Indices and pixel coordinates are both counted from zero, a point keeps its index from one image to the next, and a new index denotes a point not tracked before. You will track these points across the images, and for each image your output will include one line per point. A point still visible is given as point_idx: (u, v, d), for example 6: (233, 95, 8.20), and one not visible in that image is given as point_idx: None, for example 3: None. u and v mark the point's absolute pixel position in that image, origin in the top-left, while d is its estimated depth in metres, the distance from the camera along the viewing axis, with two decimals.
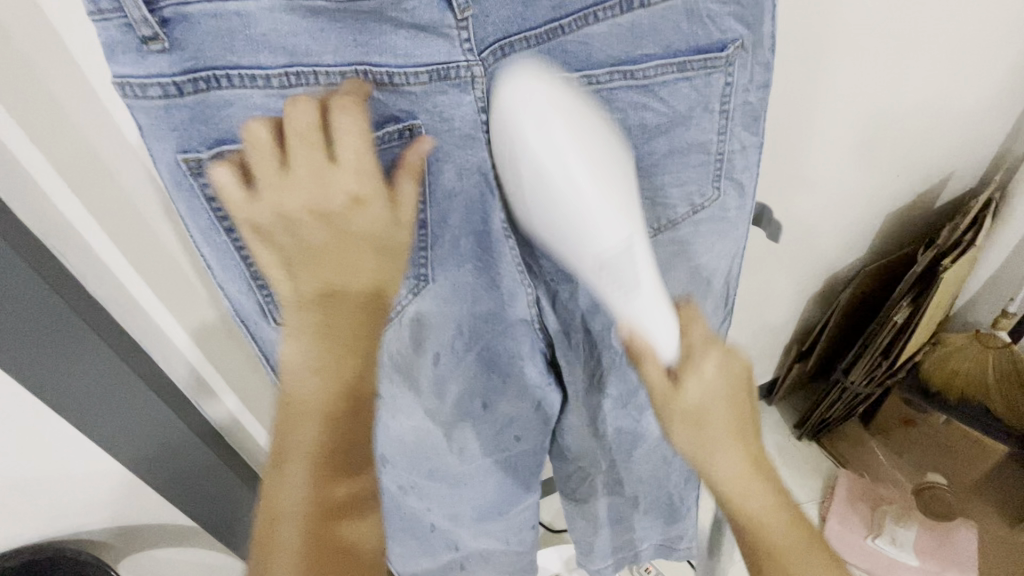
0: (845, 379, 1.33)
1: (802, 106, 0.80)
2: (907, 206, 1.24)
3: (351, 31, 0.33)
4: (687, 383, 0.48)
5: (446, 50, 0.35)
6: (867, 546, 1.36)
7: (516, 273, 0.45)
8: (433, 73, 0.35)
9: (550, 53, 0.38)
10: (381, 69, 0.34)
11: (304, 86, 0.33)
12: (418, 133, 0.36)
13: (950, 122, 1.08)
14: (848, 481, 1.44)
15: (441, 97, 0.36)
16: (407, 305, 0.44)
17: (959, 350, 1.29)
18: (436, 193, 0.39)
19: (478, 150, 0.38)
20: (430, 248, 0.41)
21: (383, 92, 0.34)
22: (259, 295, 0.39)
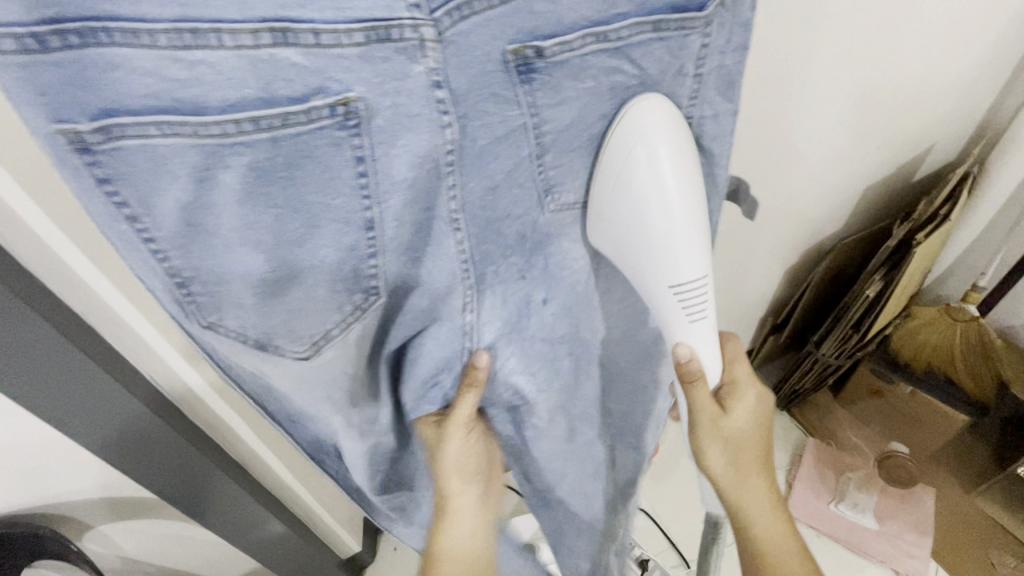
0: (816, 351, 1.33)
1: (794, 75, 0.75)
2: (890, 178, 1.21)
3: None
4: (733, 412, 0.55)
5: (385, 4, 0.28)
6: (831, 511, 1.39)
7: (457, 267, 0.39)
8: (370, 33, 0.28)
9: (516, 14, 0.32)
10: (301, 27, 0.27)
11: (202, 48, 0.26)
12: (356, 110, 0.30)
13: (935, 94, 1.05)
14: (815, 448, 1.49)
15: (383, 65, 0.29)
16: (354, 322, 0.39)
17: (928, 323, 1.29)
18: (382, 184, 0.33)
19: (427, 134, 0.32)
20: (379, 253, 0.35)
21: (306, 55, 0.28)
22: (179, 294, 0.31)
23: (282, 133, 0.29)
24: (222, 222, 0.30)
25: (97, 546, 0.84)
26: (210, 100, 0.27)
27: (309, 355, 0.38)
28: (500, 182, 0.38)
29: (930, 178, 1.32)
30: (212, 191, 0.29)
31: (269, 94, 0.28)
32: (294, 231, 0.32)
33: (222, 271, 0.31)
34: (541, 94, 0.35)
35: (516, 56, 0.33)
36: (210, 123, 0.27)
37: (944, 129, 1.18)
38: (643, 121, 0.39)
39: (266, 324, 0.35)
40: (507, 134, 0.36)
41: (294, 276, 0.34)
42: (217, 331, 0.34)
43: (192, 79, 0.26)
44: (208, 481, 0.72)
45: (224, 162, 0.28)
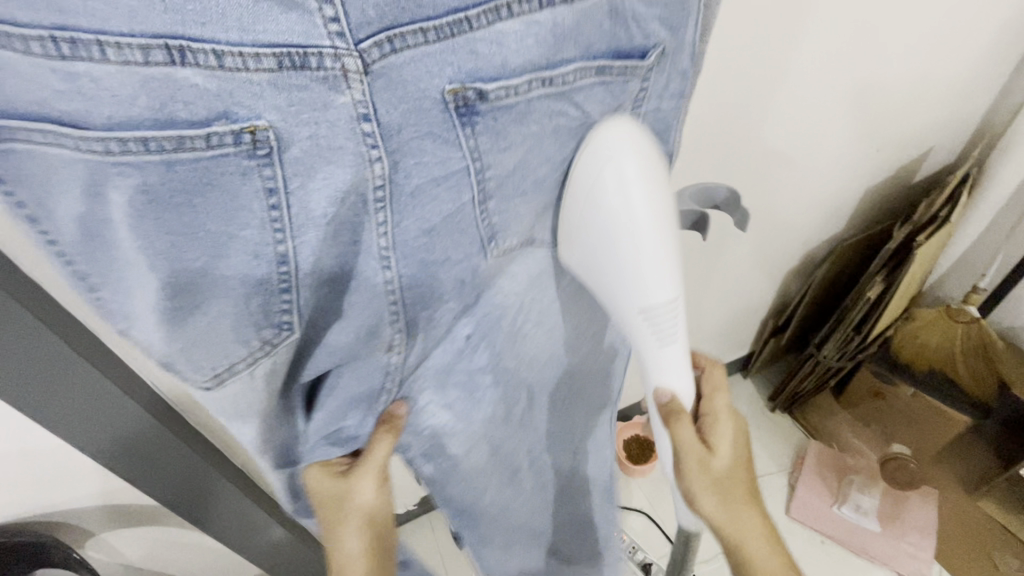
0: (817, 354, 1.31)
1: (776, 80, 0.75)
2: (888, 180, 1.20)
3: None
4: (718, 449, 0.54)
5: (301, 30, 0.27)
6: (834, 513, 1.36)
7: (384, 309, 0.37)
8: (281, 58, 0.27)
9: (456, 52, 0.30)
10: (200, 46, 0.25)
11: (84, 60, 0.24)
12: (265, 139, 0.27)
13: (929, 96, 1.04)
14: (816, 450, 1.44)
15: (298, 95, 0.27)
16: (261, 360, 0.36)
17: (928, 324, 1.27)
18: (297, 219, 0.30)
19: (343, 168, 0.30)
20: (293, 289, 0.33)
21: (208, 77, 0.26)
22: (88, 294, 0.30)
23: (177, 158, 0.26)
24: (115, 235, 0.28)
25: (99, 552, 0.83)
26: (93, 115, 0.25)
27: (211, 387, 0.36)
28: (438, 225, 0.34)
29: (930, 180, 1.31)
30: (103, 208, 0.27)
31: (163, 115, 0.26)
32: (196, 259, 0.30)
33: (123, 285, 0.29)
34: (485, 139, 0.33)
35: (456, 97, 0.31)
36: (91, 138, 0.25)
37: (940, 132, 1.17)
38: (613, 148, 0.38)
39: (165, 347, 0.32)
40: (446, 176, 0.33)
41: (196, 304, 0.31)
42: (130, 337, 0.32)
43: (73, 91, 0.24)
44: (207, 488, 0.71)
45: (110, 179, 0.26)
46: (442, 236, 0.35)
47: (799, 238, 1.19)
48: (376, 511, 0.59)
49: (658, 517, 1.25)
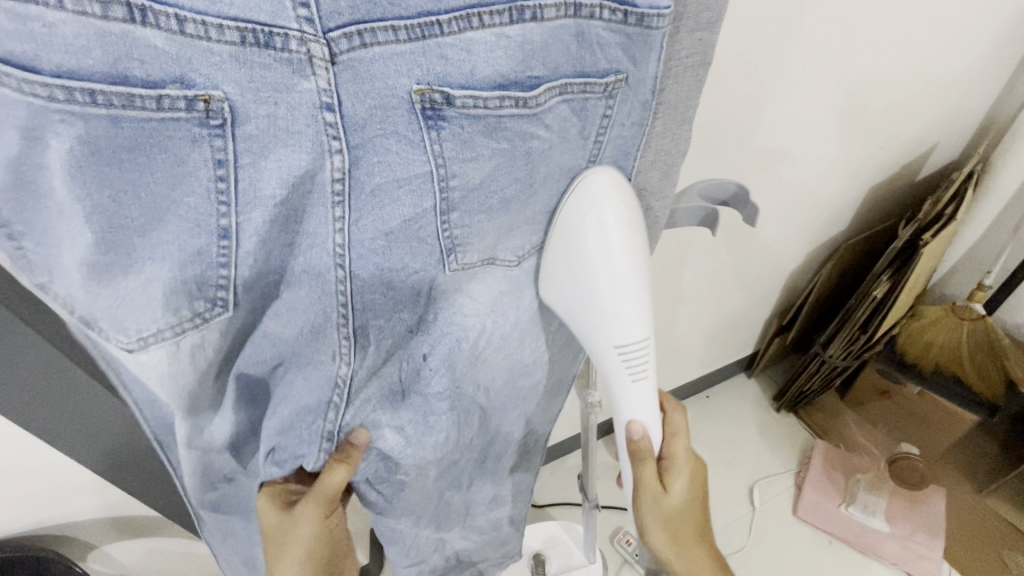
0: (822, 352, 1.28)
1: (779, 78, 0.73)
2: (891, 178, 1.19)
3: None
4: (674, 490, 0.51)
5: (268, 10, 0.26)
6: (841, 513, 1.32)
7: (332, 309, 0.35)
8: (247, 33, 0.25)
9: (424, 55, 0.29)
10: (163, 9, 0.24)
11: (38, 4, 0.22)
12: (219, 110, 0.26)
13: (933, 93, 1.02)
14: (824, 449, 1.41)
15: (260, 72, 0.26)
16: (188, 334, 0.31)
17: (936, 322, 1.26)
18: (244, 196, 0.29)
19: (292, 150, 0.29)
20: (233, 263, 0.30)
21: (168, 42, 0.24)
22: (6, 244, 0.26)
23: (124, 115, 0.25)
24: (55, 188, 0.26)
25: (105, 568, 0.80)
26: (42, 61, 0.23)
27: (136, 352, 0.30)
28: (395, 229, 0.33)
29: (933, 178, 1.30)
30: (41, 154, 0.25)
31: (117, 73, 0.24)
32: (131, 221, 0.27)
33: (60, 237, 0.27)
34: (450, 145, 0.32)
35: (422, 98, 0.30)
36: (35, 83, 0.23)
37: (943, 132, 1.16)
38: (596, 195, 0.39)
39: (94, 304, 0.28)
40: (409, 178, 0.32)
41: (130, 265, 0.28)
42: (47, 294, 0.28)
43: (22, 34, 0.23)
44: None
45: (51, 125, 0.24)
46: (399, 240, 0.34)
47: (803, 237, 1.17)
48: (317, 552, 0.53)
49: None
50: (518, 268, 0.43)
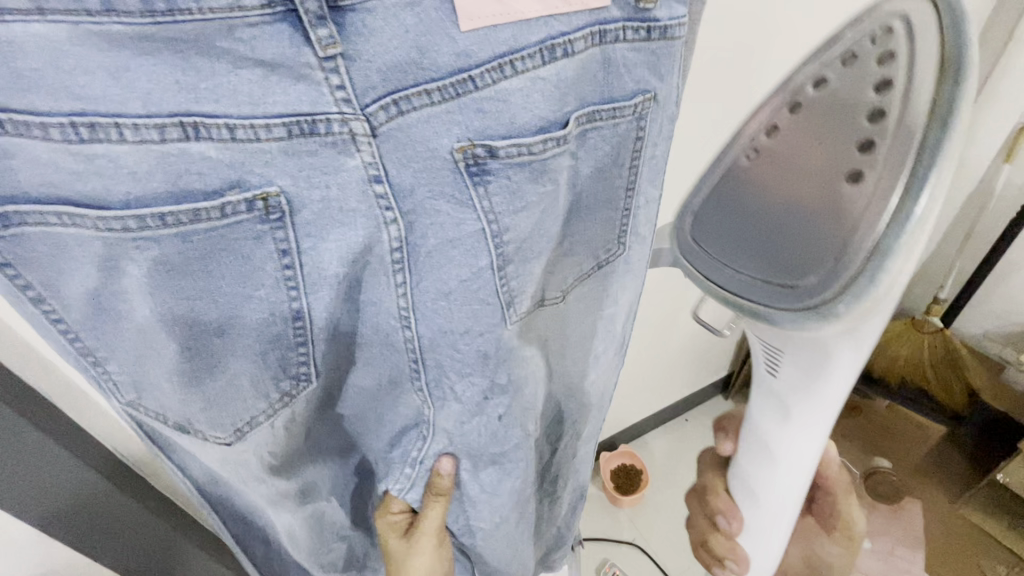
0: None
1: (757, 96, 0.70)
2: None
3: (170, 71, 0.24)
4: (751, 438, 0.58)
5: (309, 99, 0.26)
6: None
7: (404, 360, 0.37)
8: (295, 126, 0.26)
9: (462, 112, 0.30)
10: (212, 120, 0.25)
11: (101, 141, 0.24)
12: (277, 205, 0.27)
13: None
14: None
15: (308, 159, 0.27)
16: (281, 410, 0.35)
17: (897, 338, 1.27)
18: (310, 276, 0.30)
19: (349, 226, 0.29)
20: (310, 342, 0.33)
21: (220, 149, 0.25)
22: (95, 370, 0.29)
23: (193, 230, 0.26)
24: (131, 311, 0.28)
25: None
26: (113, 194, 0.25)
27: (231, 442, 0.35)
28: (455, 288, 0.34)
29: None
30: (119, 281, 0.27)
31: (178, 189, 0.25)
32: (212, 323, 0.30)
33: (139, 347, 0.29)
34: (500, 200, 0.32)
35: (464, 155, 0.30)
36: (111, 218, 0.25)
37: None
38: (926, 206, 0.28)
39: (184, 409, 0.32)
40: (461, 239, 0.32)
41: (215, 366, 0.31)
42: (138, 408, 0.31)
43: (90, 172, 0.24)
44: None
45: (128, 255, 0.26)
46: (459, 300, 0.35)
47: None
48: None
49: (648, 548, 1.22)
50: (561, 302, 0.45)
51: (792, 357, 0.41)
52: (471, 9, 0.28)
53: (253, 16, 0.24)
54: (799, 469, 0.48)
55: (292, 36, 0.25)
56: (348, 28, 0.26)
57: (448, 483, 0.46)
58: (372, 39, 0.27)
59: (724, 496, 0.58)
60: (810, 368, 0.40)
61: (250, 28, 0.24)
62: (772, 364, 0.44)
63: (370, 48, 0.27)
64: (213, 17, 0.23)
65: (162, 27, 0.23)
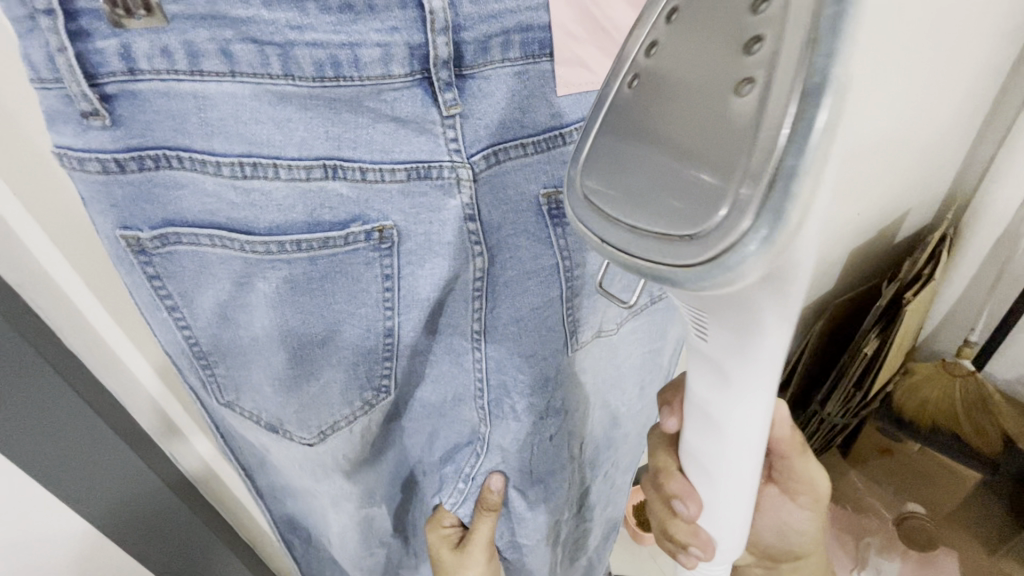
0: (820, 410, 1.26)
1: None
2: (877, 240, 1.20)
3: (323, 123, 0.28)
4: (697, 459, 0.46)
5: (428, 149, 0.31)
6: None
7: (471, 380, 0.41)
8: (413, 170, 0.31)
9: (550, 162, 0.36)
10: (350, 164, 0.29)
11: (259, 178, 0.28)
12: (389, 236, 0.31)
13: (913, 168, 1.06)
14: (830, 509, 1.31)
15: (419, 199, 0.31)
16: (360, 418, 0.38)
17: (929, 378, 1.25)
18: (404, 299, 0.34)
19: (443, 257, 0.33)
20: (393, 357, 0.36)
21: (352, 188, 0.30)
22: (203, 371, 0.33)
23: (320, 255, 0.31)
24: (253, 320, 0.32)
25: None
26: (260, 221, 0.29)
27: (313, 444, 0.38)
28: (526, 316, 0.39)
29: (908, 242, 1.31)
30: (245, 295, 0.31)
31: (313, 220, 0.30)
32: (317, 335, 0.33)
33: (255, 352, 0.33)
34: (573, 239, 0.38)
35: (548, 200, 0.36)
36: (256, 242, 0.29)
37: (917, 195, 1.18)
38: (834, 112, 0.17)
39: (278, 410, 0.36)
40: (537, 270, 0.38)
41: (313, 374, 0.35)
42: (234, 408, 0.36)
43: (245, 203, 0.29)
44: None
45: (262, 273, 0.30)
46: (527, 327, 0.39)
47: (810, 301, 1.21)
48: None
49: None
50: (614, 333, 0.49)
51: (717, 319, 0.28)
52: (568, 79, 0.35)
53: (398, 82, 0.29)
54: (752, 439, 0.35)
55: (422, 97, 0.30)
56: (469, 93, 0.31)
57: (497, 500, 0.49)
58: (484, 100, 0.32)
59: (679, 477, 0.44)
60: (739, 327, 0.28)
61: (394, 92, 0.29)
62: (699, 327, 0.30)
63: (482, 108, 0.32)
64: (365, 83, 0.29)
65: (325, 90, 0.28)
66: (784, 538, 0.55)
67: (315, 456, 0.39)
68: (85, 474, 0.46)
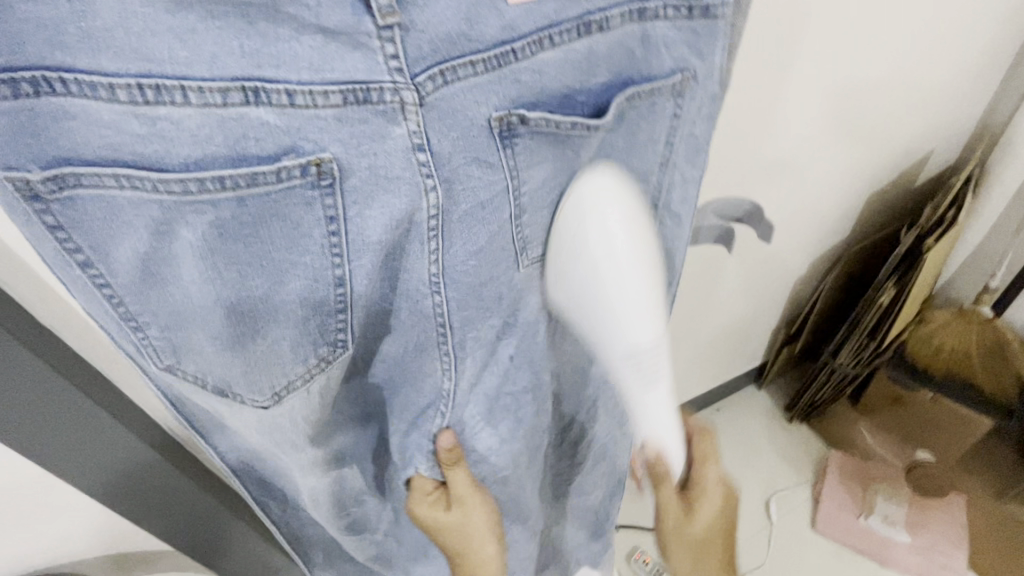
0: (831, 361, 1.23)
1: (764, 108, 0.70)
2: (894, 183, 1.13)
3: (235, 35, 0.24)
4: (701, 507, 0.52)
5: (364, 67, 0.27)
6: (861, 526, 1.24)
7: (432, 328, 0.36)
8: (350, 94, 0.26)
9: (501, 83, 0.30)
10: (274, 86, 0.25)
11: (165, 104, 0.24)
12: (329, 171, 0.27)
13: (929, 102, 0.99)
14: (839, 460, 1.32)
15: (359, 128, 0.27)
16: (317, 377, 0.36)
17: (942, 325, 1.21)
18: (354, 244, 0.30)
19: (395, 195, 0.29)
20: (349, 309, 0.33)
21: (279, 116, 0.26)
22: (136, 335, 0.30)
23: (249, 194, 0.27)
24: (181, 272, 0.28)
25: None
26: (173, 156, 0.25)
27: (267, 407, 0.35)
28: (486, 246, 0.34)
29: (929, 185, 1.24)
30: (169, 245, 0.27)
31: (237, 153, 0.26)
32: (256, 288, 0.30)
33: (186, 310, 0.29)
34: (523, 158, 0.32)
35: (500, 123, 0.30)
36: (171, 179, 0.25)
37: (939, 134, 1.10)
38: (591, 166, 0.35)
39: (224, 370, 0.32)
40: (490, 200, 0.32)
41: (258, 330, 0.31)
42: (176, 373, 0.32)
43: (152, 135, 0.25)
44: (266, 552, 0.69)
45: (183, 217, 0.26)
46: (487, 260, 0.35)
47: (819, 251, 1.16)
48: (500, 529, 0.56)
49: None
50: None
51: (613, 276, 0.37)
52: None
53: None
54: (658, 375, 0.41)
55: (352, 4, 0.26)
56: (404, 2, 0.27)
57: (455, 450, 0.46)
58: (425, 10, 0.28)
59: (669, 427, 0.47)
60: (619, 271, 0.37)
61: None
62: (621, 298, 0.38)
63: (421, 17, 0.27)
64: None
65: None
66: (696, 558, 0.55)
67: (272, 417, 0.37)
68: (75, 445, 0.44)
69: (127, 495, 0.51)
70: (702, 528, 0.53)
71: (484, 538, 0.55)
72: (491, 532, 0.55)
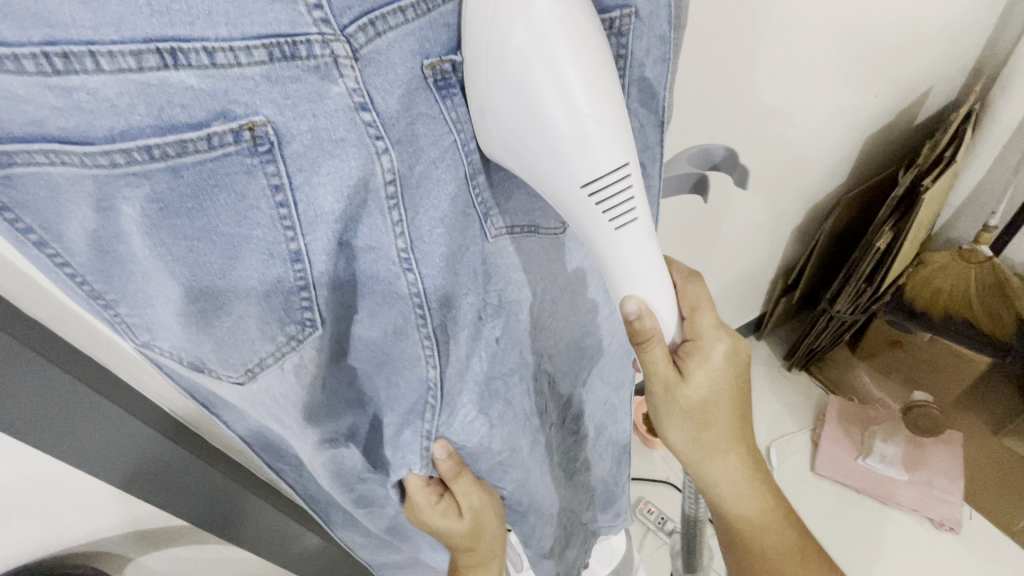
0: (829, 309, 1.22)
1: (747, 46, 0.66)
2: (891, 124, 1.10)
3: None
4: (691, 378, 0.49)
5: (287, 18, 0.25)
6: (859, 466, 1.25)
7: (411, 309, 0.35)
8: (276, 49, 0.25)
9: (432, 28, 0.29)
10: (190, 45, 0.23)
11: (78, 73, 0.22)
12: (265, 135, 0.26)
13: (929, 39, 0.96)
14: (838, 404, 1.33)
15: (293, 86, 0.26)
16: (290, 354, 0.33)
17: (943, 268, 1.18)
18: (306, 215, 0.28)
19: (345, 159, 0.28)
20: (312, 288, 0.31)
21: (201, 78, 0.24)
22: (107, 314, 0.28)
23: (181, 163, 0.25)
24: (134, 252, 0.26)
25: None
26: (96, 129, 0.23)
27: (244, 383, 0.32)
28: (448, 211, 0.33)
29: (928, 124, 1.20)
30: (117, 223, 0.25)
31: (164, 121, 0.24)
32: (212, 264, 0.28)
33: (150, 289, 0.27)
34: (464, 108, 0.32)
35: (433, 71, 0.30)
36: (97, 154, 0.23)
37: (939, 69, 1.06)
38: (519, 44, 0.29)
39: (192, 346, 0.30)
40: (442, 156, 0.32)
41: (223, 307, 0.29)
42: (153, 350, 0.30)
43: (72, 108, 0.22)
44: (282, 523, 0.69)
45: (121, 191, 0.24)
46: (450, 225, 0.34)
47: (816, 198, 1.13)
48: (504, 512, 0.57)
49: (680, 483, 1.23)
50: (563, 234, 0.45)
51: (565, 176, 0.32)
52: None
53: None
54: (637, 283, 0.38)
55: None
56: None
57: (451, 457, 0.45)
58: None
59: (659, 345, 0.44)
60: (572, 169, 0.32)
61: None
62: (597, 196, 0.33)
63: None
64: None
65: None
66: (700, 463, 0.56)
67: (252, 395, 0.34)
68: (79, 431, 0.44)
69: (133, 475, 0.51)
70: (698, 390, 0.50)
71: (494, 526, 0.56)
72: (500, 519, 0.57)
